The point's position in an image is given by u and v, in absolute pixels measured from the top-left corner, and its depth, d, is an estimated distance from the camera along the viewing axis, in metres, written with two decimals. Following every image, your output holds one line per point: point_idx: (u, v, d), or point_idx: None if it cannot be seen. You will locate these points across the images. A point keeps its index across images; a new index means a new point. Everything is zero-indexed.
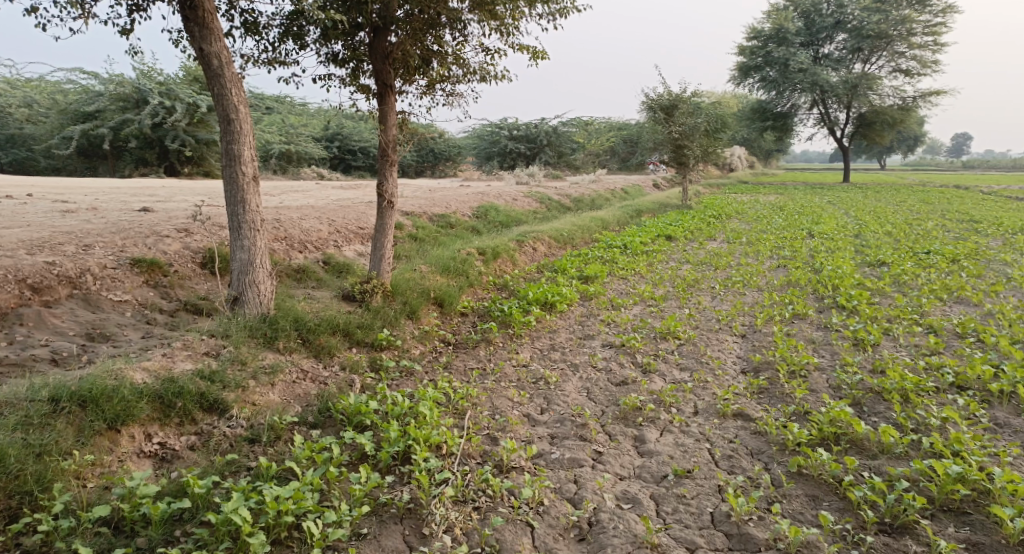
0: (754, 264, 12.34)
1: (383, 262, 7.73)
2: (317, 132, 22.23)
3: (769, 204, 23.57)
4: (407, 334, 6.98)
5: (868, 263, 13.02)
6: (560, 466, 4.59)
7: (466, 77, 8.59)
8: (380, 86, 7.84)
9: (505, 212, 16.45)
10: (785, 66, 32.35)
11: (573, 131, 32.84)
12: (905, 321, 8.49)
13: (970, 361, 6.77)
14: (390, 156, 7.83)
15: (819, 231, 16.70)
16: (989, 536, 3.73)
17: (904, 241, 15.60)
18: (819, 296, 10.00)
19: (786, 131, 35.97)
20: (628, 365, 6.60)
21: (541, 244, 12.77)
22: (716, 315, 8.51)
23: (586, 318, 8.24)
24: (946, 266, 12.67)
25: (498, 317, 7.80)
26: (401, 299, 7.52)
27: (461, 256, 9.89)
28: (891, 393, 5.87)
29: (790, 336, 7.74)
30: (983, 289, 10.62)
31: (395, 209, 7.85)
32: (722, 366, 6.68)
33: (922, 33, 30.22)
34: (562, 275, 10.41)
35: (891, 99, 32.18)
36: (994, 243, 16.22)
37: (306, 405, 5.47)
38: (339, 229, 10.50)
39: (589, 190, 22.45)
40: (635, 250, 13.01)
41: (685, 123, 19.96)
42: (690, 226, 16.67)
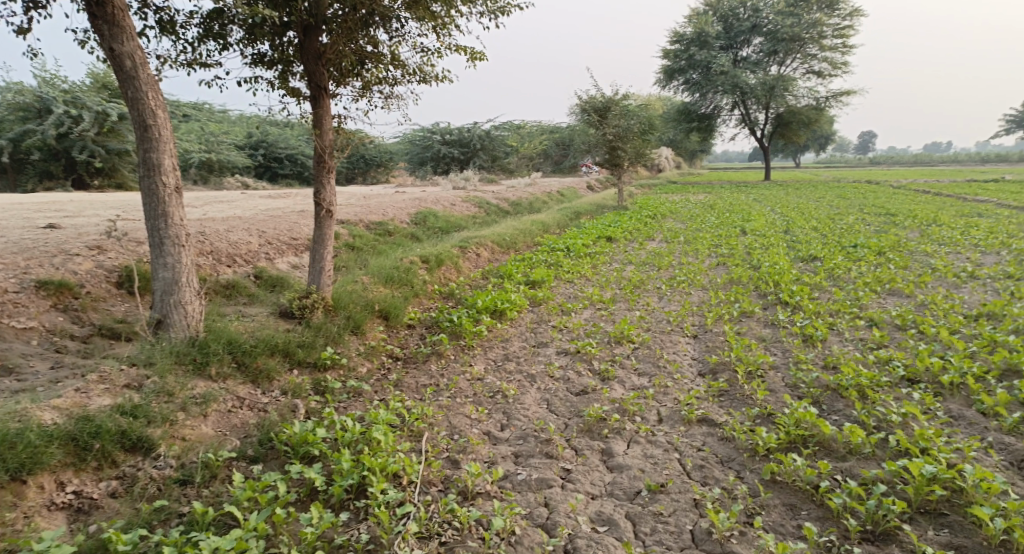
0: (695, 262, 12.43)
1: (323, 276, 7.29)
2: (240, 140, 21.25)
3: (700, 203, 24.03)
4: (351, 351, 6.58)
5: (802, 258, 13.32)
6: (528, 489, 4.32)
7: (404, 77, 8.22)
8: (313, 88, 7.39)
9: (443, 218, 16.09)
10: (707, 69, 33.47)
11: (506, 135, 32.71)
12: (847, 315, 8.62)
13: (916, 353, 6.89)
14: (327, 163, 7.39)
15: (751, 229, 17.06)
16: (970, 538, 3.65)
17: (831, 235, 16.11)
18: (762, 293, 10.10)
19: (711, 132, 36.93)
20: (585, 373, 6.39)
21: (484, 249, 12.50)
22: (667, 317, 8.44)
23: (537, 325, 7.98)
24: (874, 259, 13.10)
25: (447, 328, 7.47)
26: (343, 313, 7.13)
27: (404, 264, 9.52)
28: (848, 390, 5.86)
29: (741, 335, 7.72)
30: (912, 280, 10.98)
31: (335, 219, 7.42)
32: (680, 369, 6.57)
33: (832, 36, 31.57)
34: (507, 281, 10.15)
35: (806, 100, 33.47)
36: (913, 234, 16.94)
37: (244, 436, 5.00)
38: (270, 241, 9.92)
39: (526, 193, 22.33)
40: (578, 253, 12.90)
41: (618, 125, 20.08)
42: (629, 227, 16.73)
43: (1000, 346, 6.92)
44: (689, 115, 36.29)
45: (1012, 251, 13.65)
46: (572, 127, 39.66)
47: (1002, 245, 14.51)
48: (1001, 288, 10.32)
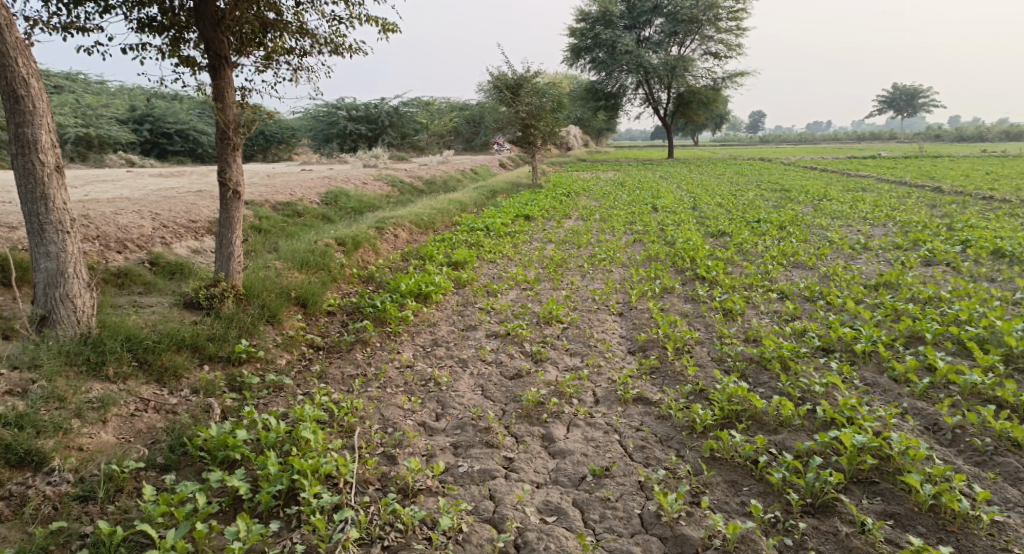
0: (612, 240, 12.59)
1: (232, 262, 6.79)
2: (122, 114, 19.59)
3: (610, 181, 24.42)
4: (268, 343, 6.21)
5: (711, 233, 13.75)
6: (470, 482, 4.18)
7: (313, 48, 7.71)
8: (212, 57, 6.78)
9: (355, 197, 15.53)
10: (612, 48, 33.49)
11: (413, 111, 31.96)
12: (760, 288, 8.92)
13: (827, 324, 7.15)
14: (231, 139, 6.84)
15: (661, 206, 17.46)
16: (902, 505, 3.78)
17: (735, 211, 16.74)
18: (679, 269, 10.33)
19: (617, 110, 37.57)
20: (517, 356, 6.35)
21: (402, 230, 12.36)
22: (592, 295, 8.50)
23: (464, 307, 8.02)
24: (777, 233, 13.69)
25: (371, 314, 7.23)
26: (257, 302, 6.72)
27: (320, 248, 9.13)
28: (771, 362, 6.01)
29: (664, 311, 7.84)
30: (814, 253, 11.55)
31: (243, 200, 6.90)
32: (611, 348, 6.62)
33: (727, 18, 32.73)
34: (430, 262, 10.03)
35: (705, 80, 34.58)
36: (808, 209, 17.88)
37: (151, 442, 4.55)
38: (165, 224, 9.15)
39: (438, 171, 21.94)
40: (497, 232, 12.81)
41: (530, 102, 19.99)
42: (544, 205, 16.74)
43: (901, 313, 7.29)
44: (595, 94, 36.65)
45: (898, 223, 14.62)
46: (481, 104, 39.32)
47: (887, 218, 15.53)
48: (893, 258, 11.00)
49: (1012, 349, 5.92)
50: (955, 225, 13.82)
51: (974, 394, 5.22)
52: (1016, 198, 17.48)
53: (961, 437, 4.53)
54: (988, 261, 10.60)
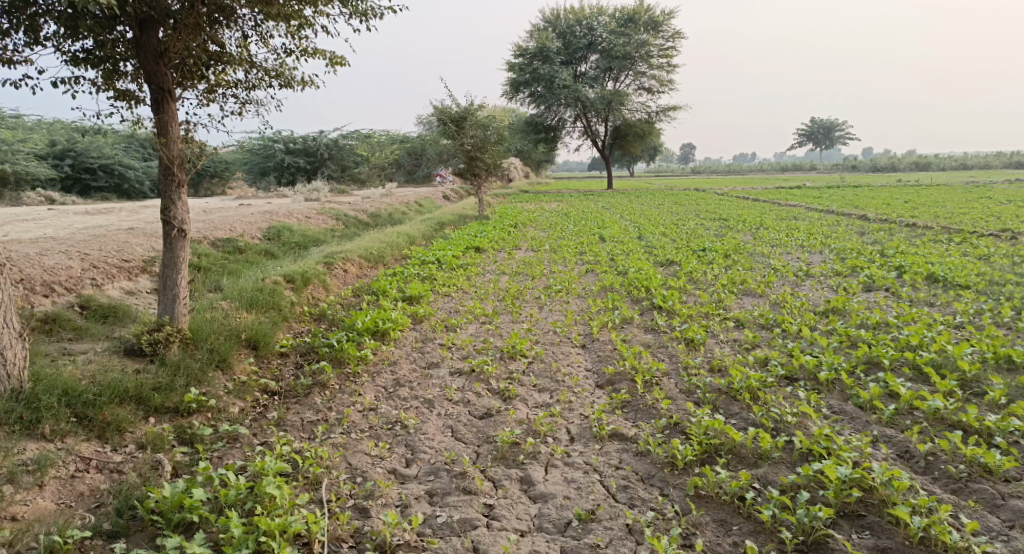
0: (565, 271, 12.60)
1: (178, 304, 6.38)
2: (42, 149, 18.61)
3: (555, 212, 24.63)
4: (219, 389, 5.83)
5: (660, 262, 13.93)
6: (451, 534, 4.01)
7: (261, 80, 7.44)
8: (153, 91, 6.43)
9: (299, 232, 15.12)
10: (550, 82, 34.02)
11: (354, 144, 31.61)
12: (716, 317, 9.00)
13: (786, 351, 7.20)
14: (176, 175, 6.48)
15: (608, 235, 17.66)
16: (893, 539, 3.76)
17: (679, 240, 17.03)
18: (635, 299, 10.35)
19: (556, 142, 38.13)
20: (485, 394, 6.19)
21: (352, 265, 12.08)
22: (553, 328, 8.41)
23: (424, 344, 7.81)
24: (723, 261, 13.98)
25: (328, 354, 6.93)
26: (205, 346, 6.35)
27: (269, 286, 8.77)
28: (741, 393, 5.98)
29: (627, 342, 7.82)
30: (761, 280, 11.77)
31: (188, 239, 6.53)
32: (578, 383, 6.51)
33: (658, 55, 33.88)
34: (383, 298, 9.79)
35: (640, 114, 35.54)
36: (747, 237, 18.40)
37: (95, 507, 4.24)
38: (96, 264, 8.61)
39: (382, 204, 21.63)
40: (450, 266, 12.65)
41: (474, 135, 20.02)
42: (493, 237, 16.69)
43: (855, 339, 7.42)
44: (535, 127, 37.09)
45: (834, 250, 15.13)
46: (421, 137, 39.24)
47: (823, 244, 16.10)
48: (836, 284, 11.31)
49: (966, 373, 6.09)
50: (887, 251, 14.38)
51: (938, 420, 5.28)
52: (937, 224, 18.43)
53: (935, 465, 4.57)
54: (925, 285, 11.01)
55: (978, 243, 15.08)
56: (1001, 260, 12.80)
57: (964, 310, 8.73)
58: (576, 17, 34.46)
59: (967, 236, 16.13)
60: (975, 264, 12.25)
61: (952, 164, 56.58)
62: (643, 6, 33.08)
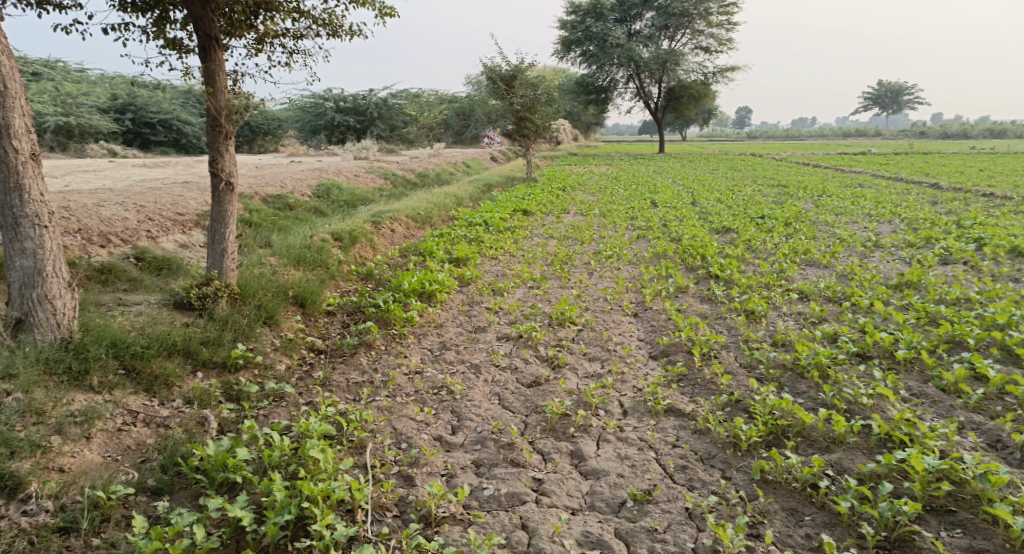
0: (616, 236, 12.22)
1: (226, 259, 6.30)
2: (103, 103, 18.91)
3: (605, 175, 24.03)
4: (266, 346, 5.74)
5: (716, 229, 13.41)
6: (498, 508, 3.85)
7: (309, 30, 7.20)
8: (201, 38, 6.26)
9: (347, 190, 15.05)
10: (604, 41, 32.97)
11: (404, 103, 31.38)
12: (777, 288, 8.55)
13: (856, 327, 6.76)
14: (224, 126, 6.34)
15: (661, 200, 17.11)
16: (989, 541, 3.49)
17: (736, 207, 16.35)
18: (690, 267, 9.93)
19: (608, 104, 37.17)
20: (534, 361, 5.99)
21: (399, 224, 11.95)
22: (604, 295, 8.12)
23: (470, 307, 7.63)
24: (782, 229, 13.37)
25: (374, 315, 6.82)
26: (253, 302, 6.26)
27: (316, 244, 8.67)
28: (808, 370, 5.62)
29: (682, 311, 7.48)
30: (825, 251, 11.16)
31: (237, 192, 6.42)
32: (632, 353, 6.24)
33: (718, 13, 32.42)
34: (431, 259, 9.63)
35: (696, 75, 34.26)
36: (808, 205, 17.58)
37: (140, 461, 4.18)
38: (150, 216, 8.63)
39: (431, 164, 21.43)
40: (497, 228, 12.40)
41: (524, 94, 19.52)
42: (543, 200, 16.34)
43: (932, 317, 6.92)
44: (587, 88, 36.13)
45: (903, 220, 14.29)
46: (471, 97, 38.74)
47: (891, 214, 15.23)
48: (907, 257, 10.63)
49: None
50: (963, 223, 13.49)
51: None
52: (1016, 195, 17.25)
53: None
54: (1006, 260, 10.26)
55: None
56: None
57: None
58: None
59: None
60: None
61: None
62: None
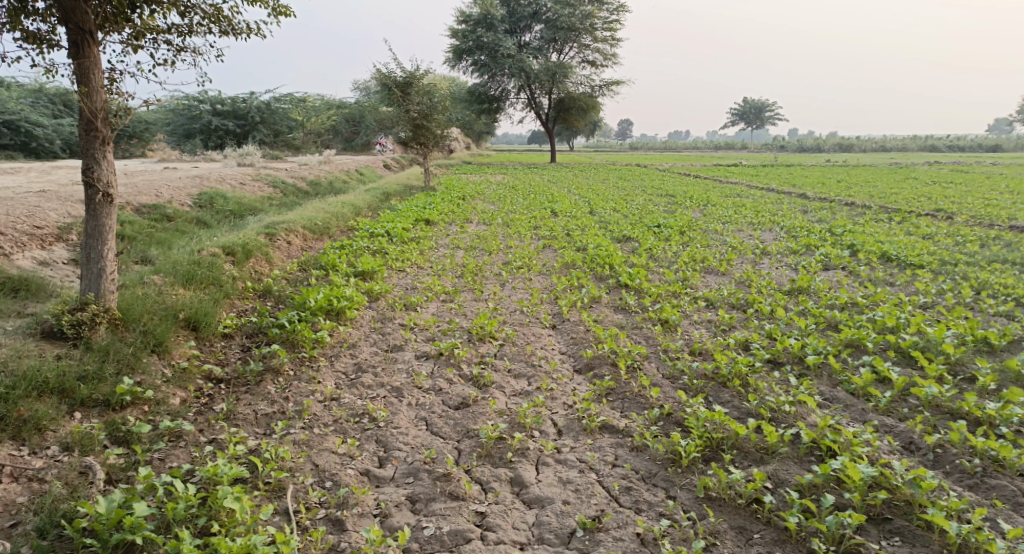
0: (521, 246, 12.17)
1: (104, 280, 5.57)
2: None
3: (501, 184, 24.01)
4: (156, 377, 5.12)
5: (616, 238, 13.65)
6: (441, 549, 3.67)
7: (196, 26, 6.59)
8: (71, 31, 5.56)
9: (234, 200, 14.13)
10: (494, 51, 33.08)
11: (288, 108, 30.07)
12: (685, 295, 8.69)
13: (763, 333, 6.96)
14: (100, 131, 5.66)
15: (559, 210, 17.27)
16: (928, 547, 3.61)
17: (631, 215, 16.74)
18: (599, 276, 9.98)
19: (499, 114, 37.38)
20: (457, 381, 5.80)
21: (295, 236, 11.31)
22: (520, 307, 7.99)
23: (383, 325, 7.28)
24: (678, 237, 13.81)
25: (279, 336, 6.33)
26: (137, 328, 5.59)
27: (206, 259, 7.99)
28: (729, 379, 5.67)
29: (599, 322, 7.48)
30: (720, 258, 11.59)
31: (116, 204, 5.72)
32: (556, 368, 6.16)
33: (602, 28, 33.47)
34: (334, 274, 9.16)
35: (583, 87, 35.16)
36: (696, 213, 18.34)
37: (11, 525, 3.61)
38: (2, 231, 7.61)
39: (322, 171, 20.59)
40: (401, 239, 12.02)
41: (420, 102, 19.17)
42: (443, 209, 16.05)
43: (829, 321, 7.24)
44: (478, 97, 36.09)
45: (784, 228, 15.13)
46: (360, 104, 37.74)
47: (772, 222, 16.15)
48: (794, 263, 11.19)
49: (951, 357, 5.97)
50: (836, 230, 14.44)
51: (934, 407, 5.11)
52: (876, 204, 18.78)
53: (945, 457, 4.41)
54: (880, 265, 11.01)
55: (918, 223, 15.36)
56: (946, 240, 13.02)
57: (927, 290, 8.70)
58: None
59: (907, 215, 16.46)
60: (923, 243, 12.38)
61: (873, 145, 58.68)
62: None
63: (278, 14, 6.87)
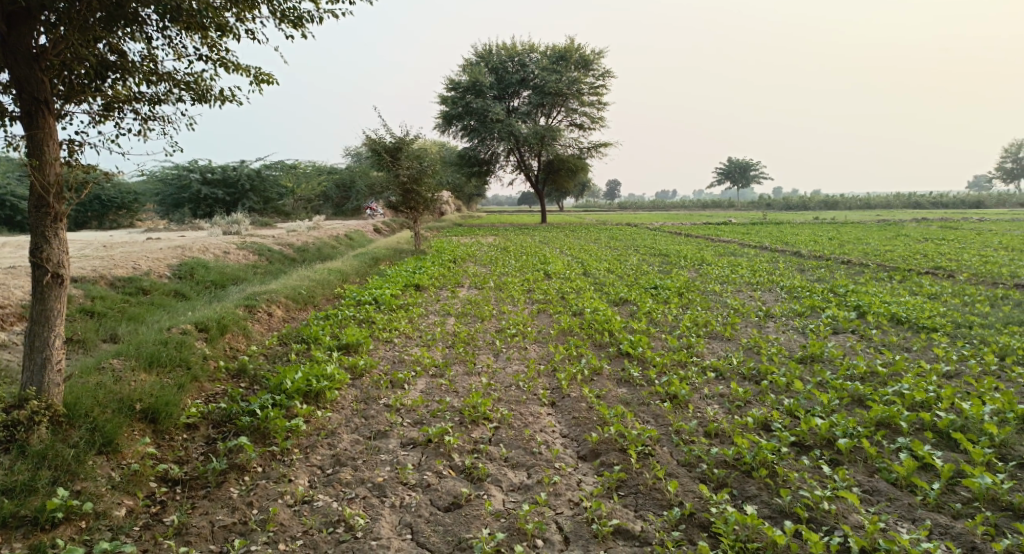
0: (515, 311, 11.61)
1: (49, 371, 5.03)
2: None
3: (493, 246, 23.65)
4: (100, 484, 4.66)
5: (613, 301, 13.14)
6: None
7: (169, 93, 6.20)
8: (25, 101, 5.15)
9: (215, 269, 13.64)
10: (483, 116, 33.20)
11: (278, 175, 29.94)
12: (691, 364, 8.07)
13: (782, 410, 6.35)
14: (53, 207, 5.16)
15: (553, 272, 16.81)
16: None
17: (626, 277, 16.24)
18: (598, 344, 9.40)
19: (489, 175, 37.40)
20: (448, 475, 5.19)
21: (277, 308, 10.74)
22: (516, 382, 7.37)
23: (366, 407, 6.63)
24: (677, 299, 13.33)
25: (249, 426, 5.75)
26: (85, 426, 5.04)
27: (175, 337, 7.42)
28: (754, 468, 5.08)
29: (601, 399, 6.86)
30: (724, 322, 11.04)
31: (67, 285, 5.21)
32: (559, 457, 5.53)
33: (588, 93, 33.93)
34: (316, 348, 8.59)
35: (572, 149, 35.29)
36: (692, 273, 17.92)
37: None
38: None
39: (311, 237, 20.14)
40: (389, 306, 11.47)
41: (409, 166, 18.91)
42: (434, 273, 15.57)
43: (852, 395, 6.64)
44: (468, 160, 36.15)
45: (784, 289, 14.65)
46: (351, 169, 37.73)
47: (771, 282, 15.71)
48: (801, 326, 10.63)
49: (996, 439, 5.40)
50: (837, 290, 13.99)
51: (991, 502, 4.56)
52: (872, 262, 18.43)
53: None
54: (892, 328, 10.48)
55: (921, 281, 14.95)
56: (954, 300, 12.57)
57: (948, 356, 8.15)
58: (507, 53, 33.81)
59: (907, 274, 16.08)
60: (932, 304, 11.91)
61: (858, 203, 59.21)
62: (573, 44, 33.05)
63: (261, 82, 6.48)
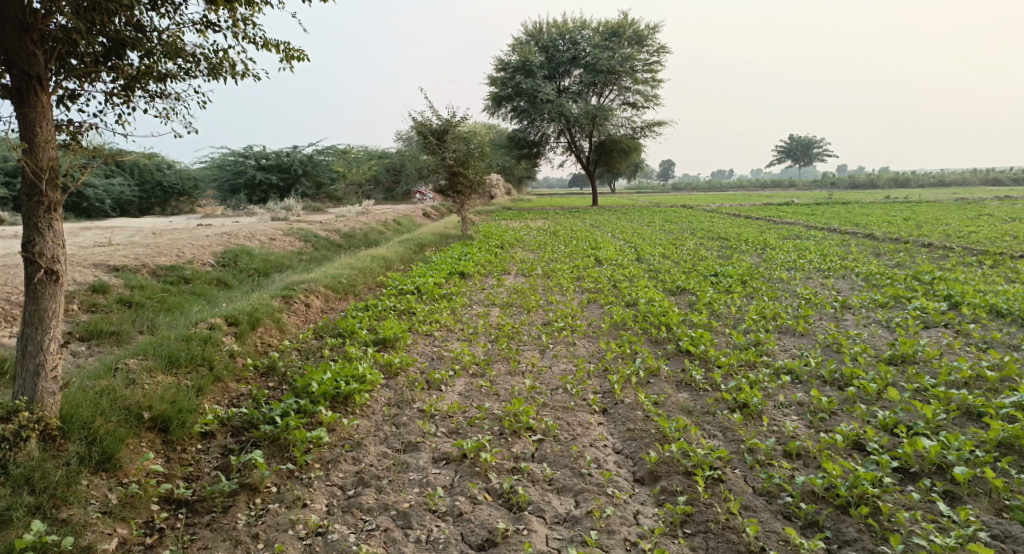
0: (564, 301, 10.81)
1: (42, 379, 4.56)
2: None
3: (542, 230, 22.84)
4: (90, 510, 4.25)
5: (670, 290, 12.18)
6: None
7: (183, 69, 5.61)
8: (16, 76, 4.57)
9: (259, 256, 13.26)
10: (533, 96, 32.19)
11: (330, 160, 29.72)
12: (761, 365, 7.13)
13: (876, 425, 5.43)
14: (46, 195, 4.63)
15: (605, 257, 15.93)
16: None
17: (684, 263, 15.21)
18: (655, 339, 8.53)
19: (540, 157, 36.44)
20: (483, 501, 4.55)
21: (315, 298, 10.21)
22: (563, 385, 6.60)
23: (398, 413, 5.97)
24: (740, 287, 12.29)
25: (267, 436, 5.16)
26: (83, 440, 4.59)
27: (201, 332, 6.90)
28: (850, 504, 4.26)
29: (660, 407, 6.04)
30: (795, 314, 9.99)
31: (63, 284, 4.71)
32: (613, 480, 4.75)
33: (642, 70, 32.52)
34: (350, 343, 8.00)
35: (624, 129, 34.01)
36: (755, 258, 16.76)
37: None
38: None
39: (358, 222, 19.72)
40: (432, 296, 10.83)
41: (456, 148, 18.19)
42: (480, 259, 14.91)
43: (959, 406, 5.64)
44: (518, 142, 35.28)
45: (859, 276, 13.42)
46: (402, 153, 37.38)
47: (843, 268, 14.46)
48: (885, 319, 9.50)
49: None
50: (921, 277, 12.67)
51: None
52: (955, 245, 16.86)
53: None
54: (990, 322, 9.25)
55: (1014, 267, 13.48)
56: None
57: None
58: (558, 31, 32.62)
59: (996, 259, 14.58)
60: None
61: (929, 181, 55.90)
62: (627, 19, 31.71)
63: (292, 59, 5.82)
